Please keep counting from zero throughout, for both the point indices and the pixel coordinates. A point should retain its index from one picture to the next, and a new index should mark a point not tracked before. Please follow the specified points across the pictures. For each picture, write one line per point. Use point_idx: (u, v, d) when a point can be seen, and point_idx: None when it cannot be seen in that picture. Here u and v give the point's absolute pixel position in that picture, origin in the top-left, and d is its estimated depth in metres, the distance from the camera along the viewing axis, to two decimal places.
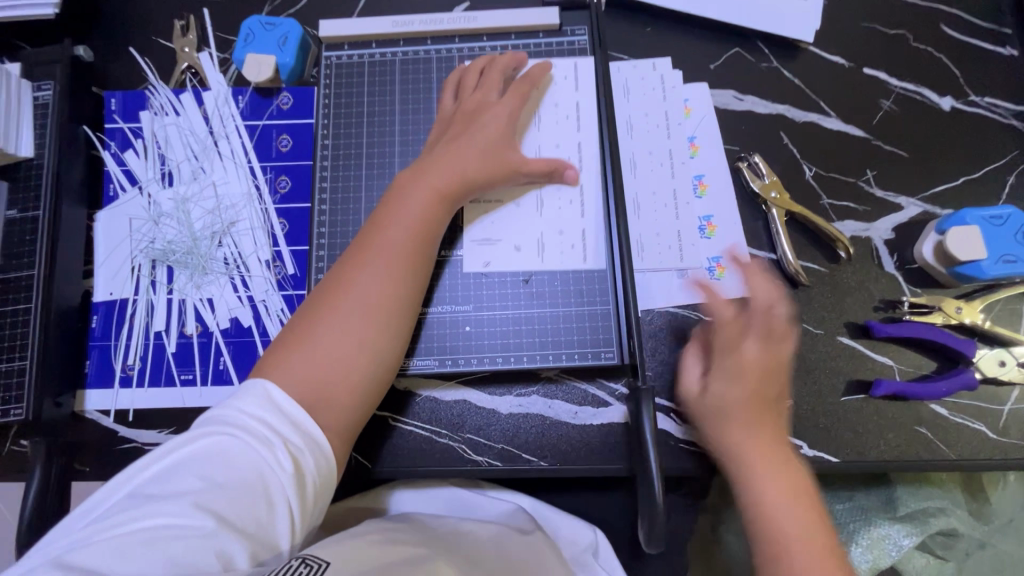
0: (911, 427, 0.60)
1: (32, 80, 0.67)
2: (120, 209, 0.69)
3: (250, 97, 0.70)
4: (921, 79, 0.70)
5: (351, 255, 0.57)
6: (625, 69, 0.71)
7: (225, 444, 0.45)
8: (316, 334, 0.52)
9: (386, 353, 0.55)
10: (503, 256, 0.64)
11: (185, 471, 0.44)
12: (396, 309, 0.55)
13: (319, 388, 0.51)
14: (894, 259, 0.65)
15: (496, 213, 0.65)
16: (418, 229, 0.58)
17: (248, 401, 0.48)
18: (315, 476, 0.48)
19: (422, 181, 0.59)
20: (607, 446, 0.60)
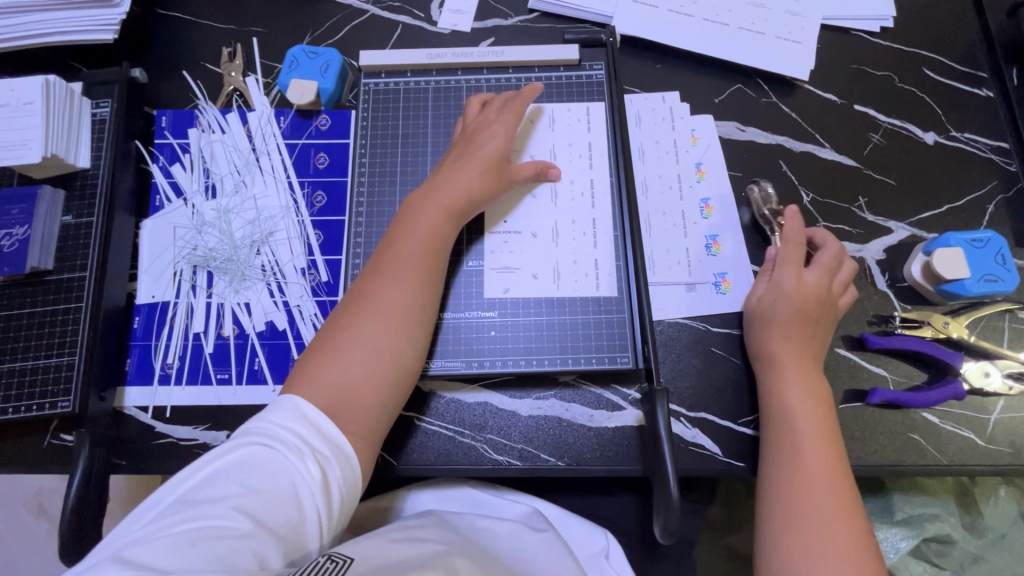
0: (905, 434, 0.64)
1: (92, 99, 0.72)
2: (165, 218, 0.73)
3: (292, 118, 0.76)
4: (906, 116, 0.77)
5: (366, 274, 0.62)
6: (636, 101, 0.78)
7: (262, 452, 0.50)
8: (340, 344, 0.57)
9: (399, 357, 0.59)
10: (521, 284, 0.68)
11: (224, 479, 0.48)
12: (409, 315, 0.60)
13: (340, 393, 0.55)
14: (885, 278, 0.70)
15: (515, 242, 0.70)
16: (428, 246, 0.63)
17: (281, 415, 0.53)
18: (340, 484, 0.52)
19: (429, 202, 0.64)
20: (621, 448, 0.64)
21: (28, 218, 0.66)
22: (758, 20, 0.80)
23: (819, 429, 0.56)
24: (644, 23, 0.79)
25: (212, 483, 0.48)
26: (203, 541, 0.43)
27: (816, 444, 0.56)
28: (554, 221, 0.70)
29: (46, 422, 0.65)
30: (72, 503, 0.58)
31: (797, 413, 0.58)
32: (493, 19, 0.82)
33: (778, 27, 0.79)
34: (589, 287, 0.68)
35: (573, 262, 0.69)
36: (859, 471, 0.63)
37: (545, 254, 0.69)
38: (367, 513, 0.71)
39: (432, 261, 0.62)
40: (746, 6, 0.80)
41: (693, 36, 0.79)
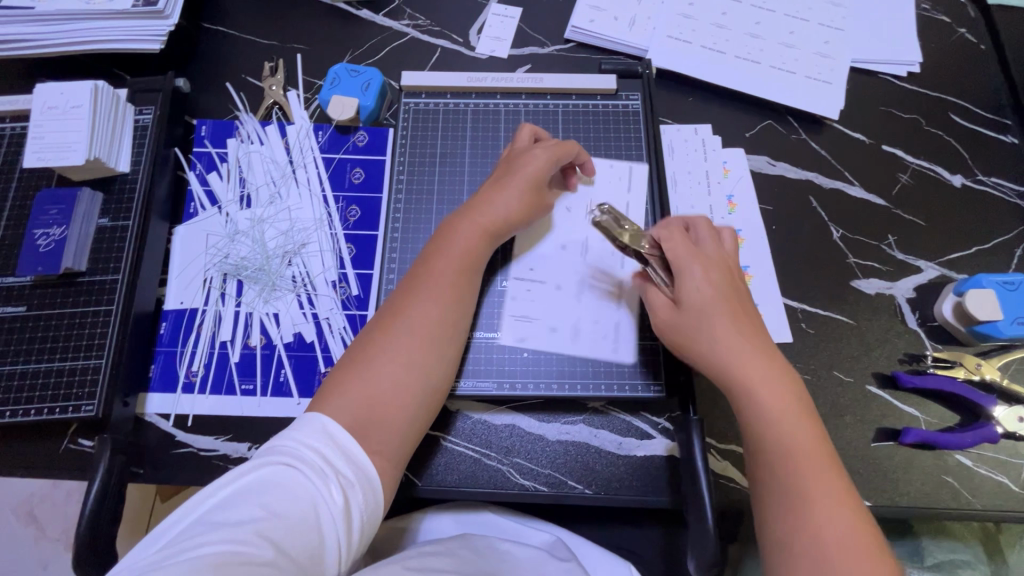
0: (938, 475, 0.63)
1: (136, 105, 0.74)
2: (199, 225, 0.74)
3: (330, 133, 0.77)
4: (934, 157, 0.78)
5: (401, 290, 0.61)
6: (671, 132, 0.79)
7: (285, 474, 0.47)
8: (373, 362, 0.56)
9: (430, 380, 0.58)
10: (540, 337, 0.67)
11: (243, 500, 0.45)
12: (443, 337, 0.59)
13: (372, 411, 0.54)
14: (916, 317, 0.70)
15: (538, 291, 0.69)
16: (463, 266, 0.62)
17: (304, 433, 0.50)
18: (362, 510, 0.49)
19: (467, 221, 0.64)
20: (650, 477, 0.63)
21: (66, 219, 0.66)
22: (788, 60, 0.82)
23: (815, 440, 0.49)
24: (677, 58, 0.81)
25: (231, 505, 0.45)
26: (223, 567, 0.40)
27: (816, 461, 0.48)
28: (579, 277, 0.69)
29: (66, 426, 0.64)
30: (90, 511, 0.56)
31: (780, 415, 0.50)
32: (529, 46, 0.84)
33: (809, 67, 0.81)
34: (606, 349, 0.66)
35: (593, 321, 0.67)
36: (892, 513, 0.62)
37: (567, 304, 0.68)
38: (383, 537, 0.69)
39: (467, 282, 0.62)
40: (776, 46, 0.82)
41: (726, 73, 0.81)
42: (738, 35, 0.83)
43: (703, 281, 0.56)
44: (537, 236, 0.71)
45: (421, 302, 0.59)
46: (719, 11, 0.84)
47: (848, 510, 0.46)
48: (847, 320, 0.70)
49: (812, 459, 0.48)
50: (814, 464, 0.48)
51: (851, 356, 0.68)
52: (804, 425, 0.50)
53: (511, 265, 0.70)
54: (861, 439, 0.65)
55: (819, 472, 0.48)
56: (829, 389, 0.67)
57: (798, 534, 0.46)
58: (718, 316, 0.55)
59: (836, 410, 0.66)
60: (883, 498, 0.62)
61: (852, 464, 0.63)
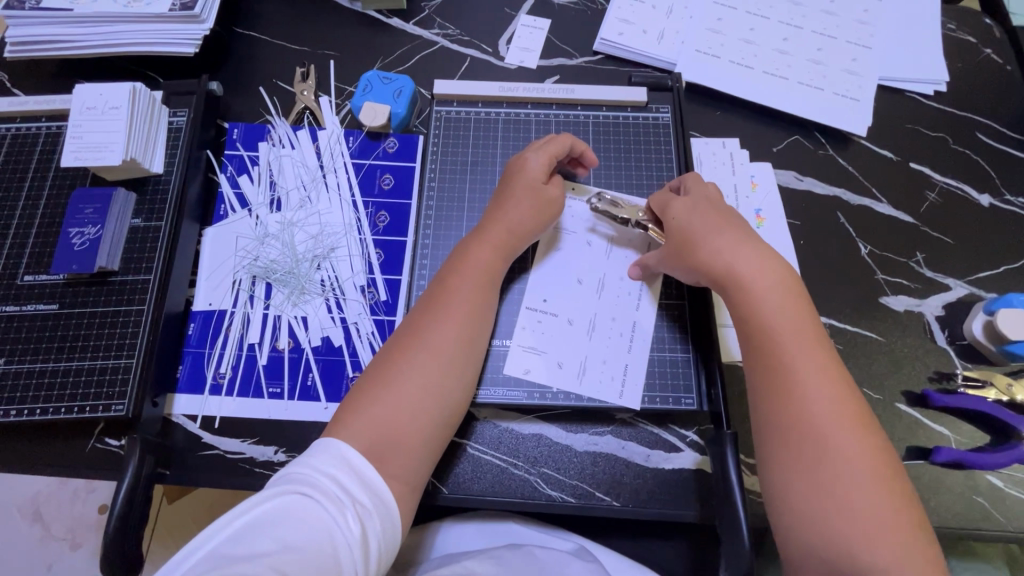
0: (969, 495, 0.63)
1: (170, 108, 0.74)
2: (228, 228, 0.74)
3: (361, 140, 0.78)
4: (962, 176, 0.78)
5: (416, 313, 0.61)
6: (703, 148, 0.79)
7: (302, 503, 0.46)
8: (389, 385, 0.55)
9: (447, 399, 0.57)
10: (546, 371, 0.66)
11: (260, 532, 0.44)
12: (455, 355, 0.58)
13: (388, 438, 0.53)
14: (945, 334, 0.70)
15: (549, 322, 0.68)
16: (479, 283, 0.62)
17: (321, 461, 0.50)
18: (380, 541, 0.48)
19: (481, 242, 0.63)
20: (678, 491, 0.62)
21: (101, 218, 0.67)
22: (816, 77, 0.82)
23: (814, 349, 0.53)
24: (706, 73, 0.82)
25: (248, 536, 0.44)
26: None
27: (814, 365, 0.52)
28: (592, 313, 0.68)
29: (93, 425, 0.64)
30: (118, 512, 0.56)
31: (777, 319, 0.54)
32: (558, 57, 0.85)
33: (837, 85, 0.82)
34: (611, 392, 0.65)
35: (604, 361, 0.66)
36: None
37: (579, 341, 0.67)
38: (406, 544, 0.68)
39: (483, 299, 0.61)
40: (804, 63, 0.83)
41: (754, 88, 0.81)
42: (766, 51, 0.83)
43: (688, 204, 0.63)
44: (553, 262, 0.70)
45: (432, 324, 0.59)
46: (748, 27, 0.85)
47: (878, 468, 0.47)
48: (876, 337, 0.70)
49: (838, 422, 0.49)
50: (841, 425, 0.49)
51: (880, 373, 0.68)
52: (798, 323, 0.54)
53: (523, 294, 0.69)
54: None
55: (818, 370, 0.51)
56: None
57: (828, 497, 0.47)
58: (715, 229, 0.60)
59: None
60: None
61: None
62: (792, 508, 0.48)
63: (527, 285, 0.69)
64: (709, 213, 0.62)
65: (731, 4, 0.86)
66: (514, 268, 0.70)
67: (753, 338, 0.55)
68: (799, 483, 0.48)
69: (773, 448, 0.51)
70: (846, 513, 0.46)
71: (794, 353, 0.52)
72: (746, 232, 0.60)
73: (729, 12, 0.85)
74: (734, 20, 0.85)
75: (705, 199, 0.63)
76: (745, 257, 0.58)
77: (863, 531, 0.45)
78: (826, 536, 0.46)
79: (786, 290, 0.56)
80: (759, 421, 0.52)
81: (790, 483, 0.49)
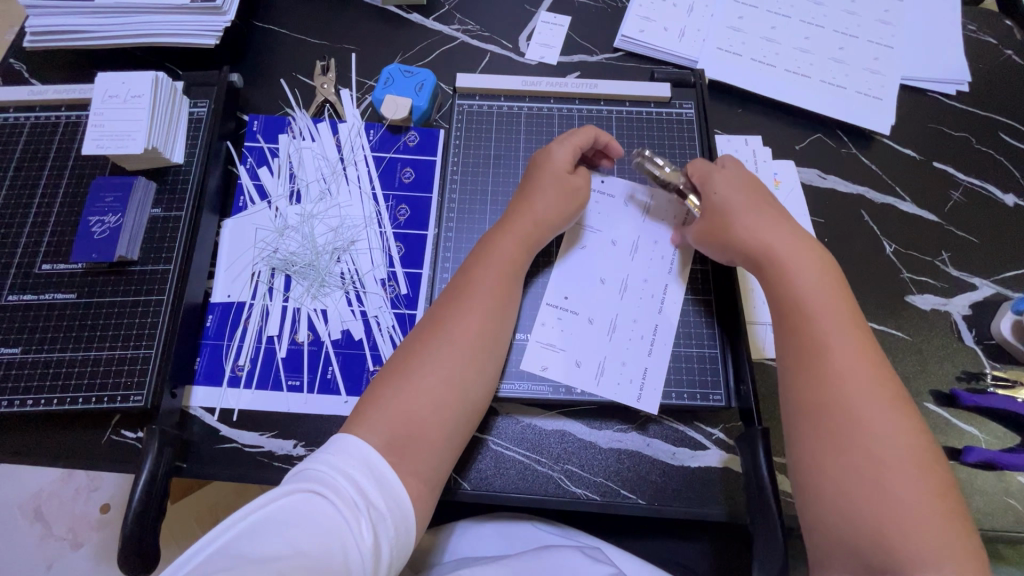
0: (1000, 497, 0.62)
1: (191, 98, 0.74)
2: (248, 219, 0.73)
3: (382, 133, 0.77)
4: (986, 176, 0.78)
5: (441, 302, 0.60)
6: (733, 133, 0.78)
7: (317, 505, 0.44)
8: (414, 374, 0.55)
9: (469, 391, 0.56)
10: (568, 366, 0.65)
11: (273, 532, 0.42)
12: (479, 346, 0.57)
13: (410, 427, 0.52)
14: (972, 334, 0.69)
15: (571, 314, 0.67)
16: (502, 273, 0.61)
17: (341, 459, 0.48)
18: (391, 549, 0.46)
19: (506, 234, 0.63)
20: (705, 489, 0.61)
21: (121, 207, 0.66)
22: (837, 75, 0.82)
23: (853, 343, 0.51)
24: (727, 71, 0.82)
25: (261, 536, 0.42)
26: None
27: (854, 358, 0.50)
28: (613, 314, 0.67)
29: (110, 416, 0.63)
30: (136, 505, 0.55)
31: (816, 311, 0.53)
32: (578, 54, 0.85)
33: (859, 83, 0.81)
34: (628, 395, 0.63)
35: (623, 360, 0.65)
36: None
37: (598, 340, 0.66)
38: (424, 543, 0.66)
39: (508, 290, 0.61)
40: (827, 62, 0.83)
41: (777, 86, 0.81)
42: (788, 50, 0.83)
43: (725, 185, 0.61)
44: (576, 256, 0.69)
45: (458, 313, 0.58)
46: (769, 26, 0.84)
47: (918, 459, 0.45)
48: (903, 336, 0.69)
49: (877, 409, 0.47)
50: (880, 413, 0.47)
51: (907, 372, 0.67)
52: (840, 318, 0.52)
53: (546, 286, 0.68)
54: None
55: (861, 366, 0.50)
56: None
57: (862, 485, 0.45)
58: (745, 218, 0.59)
59: None
60: None
61: None
62: (823, 494, 0.47)
63: (551, 277, 0.68)
64: (747, 202, 0.60)
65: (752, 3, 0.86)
66: (537, 263, 0.69)
67: (789, 323, 0.54)
68: (832, 470, 0.47)
69: (807, 433, 0.49)
70: (880, 501, 0.44)
71: (831, 340, 0.51)
72: (779, 220, 0.59)
73: (751, 10, 0.85)
74: (755, 19, 0.85)
75: (745, 191, 0.62)
76: (786, 247, 0.57)
77: (898, 521, 0.43)
78: (859, 525, 0.44)
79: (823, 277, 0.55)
80: (792, 407, 0.51)
81: (822, 468, 0.47)
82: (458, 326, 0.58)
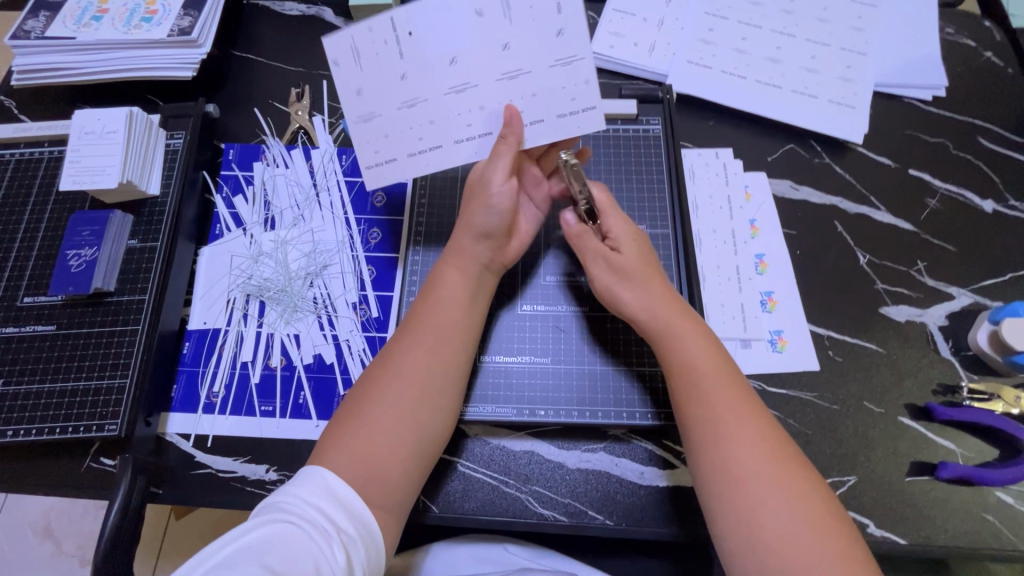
0: (978, 513, 0.60)
1: (167, 130, 0.76)
2: (224, 247, 0.75)
3: (354, 157, 0.79)
4: (963, 182, 0.77)
5: (392, 340, 0.59)
6: (522, 76, 0.58)
7: (289, 533, 0.45)
8: (369, 417, 0.54)
9: (428, 425, 0.56)
10: (534, 388, 0.66)
11: (249, 559, 0.42)
12: (432, 381, 0.57)
13: (372, 469, 0.52)
14: (949, 345, 0.68)
15: (535, 333, 0.68)
16: (455, 309, 0.60)
17: (308, 489, 0.49)
18: (363, 569, 0.47)
19: (454, 267, 0.62)
20: (673, 508, 0.61)
21: (97, 240, 0.68)
22: (413, 117, 0.60)
23: (745, 411, 0.53)
24: (463, 116, 0.60)
25: (235, 563, 0.42)
26: None
27: (745, 425, 0.52)
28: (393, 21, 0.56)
29: (89, 444, 0.65)
30: (109, 534, 0.56)
31: (706, 378, 0.55)
32: None
33: (355, 98, 0.59)
34: (595, 408, 0.64)
35: (588, 375, 0.66)
36: (929, 552, 0.59)
37: (564, 352, 0.67)
38: (396, 565, 0.68)
39: (455, 329, 0.59)
40: (592, 112, 0.60)
41: (461, 103, 0.59)
42: (401, 166, 0.61)
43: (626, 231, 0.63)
44: (544, 279, 0.71)
45: (410, 353, 0.57)
46: (588, 101, 0.59)
47: (789, 476, 0.49)
48: (876, 349, 0.68)
49: (747, 434, 0.51)
50: (749, 434, 0.51)
51: (881, 385, 0.66)
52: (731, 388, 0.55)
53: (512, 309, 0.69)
54: (893, 473, 0.62)
55: (751, 433, 0.51)
56: (860, 419, 0.65)
57: (742, 510, 0.49)
58: (649, 268, 0.61)
59: (869, 443, 0.64)
60: (920, 537, 0.60)
61: (886, 500, 0.61)
62: (721, 520, 0.50)
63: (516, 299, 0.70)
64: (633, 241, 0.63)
65: (449, 89, 0.58)
66: (503, 287, 0.70)
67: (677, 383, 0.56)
68: (718, 495, 0.50)
69: (698, 463, 0.53)
70: (765, 525, 0.48)
71: (700, 370, 0.55)
72: (649, 263, 0.62)
73: (483, 92, 0.59)
74: (476, 154, 0.62)
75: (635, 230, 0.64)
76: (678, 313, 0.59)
77: (785, 540, 0.47)
78: (755, 544, 0.47)
79: (682, 313, 0.59)
80: (701, 468, 0.52)
81: (708, 496, 0.51)
82: (408, 364, 0.56)
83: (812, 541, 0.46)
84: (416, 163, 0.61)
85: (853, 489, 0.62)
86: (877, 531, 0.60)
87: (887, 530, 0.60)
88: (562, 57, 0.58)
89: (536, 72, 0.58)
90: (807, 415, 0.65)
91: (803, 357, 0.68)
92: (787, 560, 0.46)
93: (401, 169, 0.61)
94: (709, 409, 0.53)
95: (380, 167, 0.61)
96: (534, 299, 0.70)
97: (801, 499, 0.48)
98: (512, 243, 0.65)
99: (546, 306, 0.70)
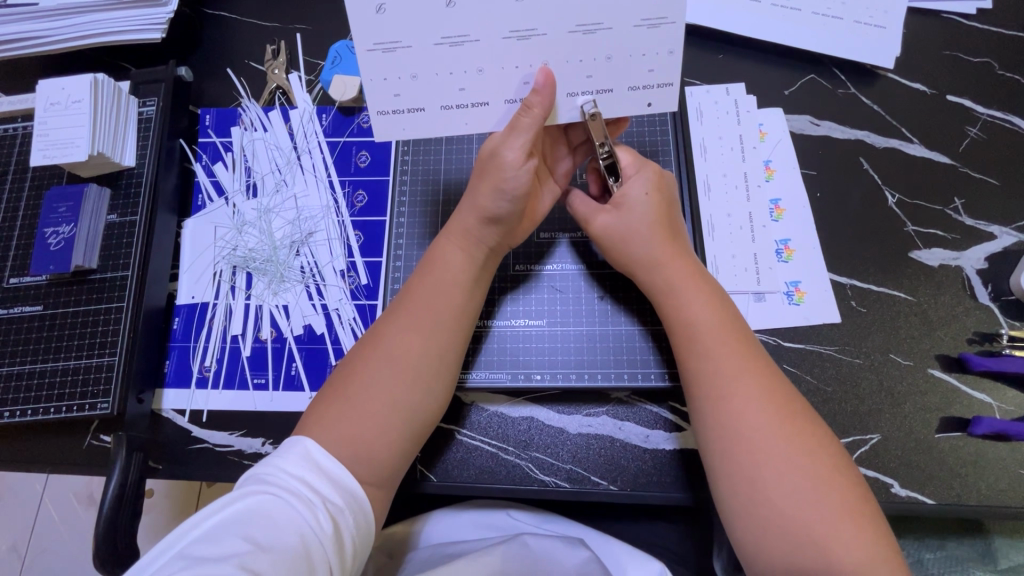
0: (1015, 469, 0.56)
1: (139, 97, 0.72)
2: (207, 217, 0.72)
3: (334, 116, 0.74)
4: (1010, 107, 0.68)
5: (384, 316, 0.56)
6: (599, 33, 0.49)
7: (271, 504, 0.43)
8: (359, 395, 0.51)
9: (419, 407, 0.52)
10: (532, 355, 0.62)
11: (231, 533, 0.41)
12: (425, 362, 0.53)
13: (358, 448, 0.49)
14: (988, 290, 0.62)
15: (536, 298, 0.64)
16: (449, 283, 0.56)
17: (291, 461, 0.47)
18: (353, 536, 0.46)
19: (450, 238, 0.58)
20: (678, 472, 0.58)
21: (74, 216, 0.66)
22: (458, 60, 0.50)
23: (760, 382, 0.48)
24: (517, 71, 0.51)
25: (216, 538, 0.41)
26: None
27: (762, 396, 0.47)
28: None
29: (86, 422, 0.65)
30: (108, 511, 0.56)
31: (717, 345, 0.50)
32: None
33: (382, 18, 0.48)
34: (596, 370, 0.61)
35: (587, 338, 0.62)
36: (957, 512, 0.55)
37: (562, 314, 0.64)
38: (400, 532, 0.67)
39: (449, 306, 0.55)
40: (670, 89, 0.53)
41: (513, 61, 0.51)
42: (431, 117, 0.54)
43: (651, 186, 0.58)
44: (538, 237, 0.66)
45: (404, 330, 0.54)
46: (667, 76, 0.52)
47: (805, 448, 0.45)
48: (905, 297, 0.62)
49: (758, 405, 0.47)
50: (760, 404, 0.47)
51: (910, 337, 0.61)
52: (746, 355, 0.50)
53: (505, 273, 0.65)
54: (922, 430, 0.58)
55: (768, 404, 0.47)
56: (885, 374, 0.60)
57: (747, 466, 0.45)
58: (651, 228, 0.56)
59: (894, 399, 0.59)
60: (949, 496, 0.56)
61: (912, 458, 0.57)
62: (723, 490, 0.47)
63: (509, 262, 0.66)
64: (651, 197, 0.57)
65: (508, 32, 0.49)
66: None
67: (685, 351, 0.52)
68: (722, 450, 0.47)
69: (705, 433, 0.49)
70: (766, 478, 0.45)
71: (707, 329, 0.51)
72: (666, 216, 0.57)
73: (551, 43, 0.49)
74: None
75: (656, 172, 0.59)
76: (685, 277, 0.54)
77: (789, 497, 0.44)
78: (757, 501, 0.45)
79: (692, 277, 0.54)
80: (706, 438, 0.48)
81: (711, 456, 0.48)
82: (400, 343, 0.53)
83: (814, 498, 0.44)
84: (452, 117, 0.55)
85: (876, 448, 0.57)
86: (902, 492, 0.56)
87: (912, 490, 0.56)
88: (650, 17, 0.48)
89: (617, 29, 0.49)
90: (826, 369, 0.60)
91: (823, 308, 0.62)
92: (795, 532, 0.43)
93: (430, 121, 0.55)
94: (722, 377, 0.49)
95: (405, 113, 0.54)
96: (528, 259, 0.66)
97: (811, 464, 0.45)
98: (521, 225, 0.59)
99: (540, 266, 0.65)
